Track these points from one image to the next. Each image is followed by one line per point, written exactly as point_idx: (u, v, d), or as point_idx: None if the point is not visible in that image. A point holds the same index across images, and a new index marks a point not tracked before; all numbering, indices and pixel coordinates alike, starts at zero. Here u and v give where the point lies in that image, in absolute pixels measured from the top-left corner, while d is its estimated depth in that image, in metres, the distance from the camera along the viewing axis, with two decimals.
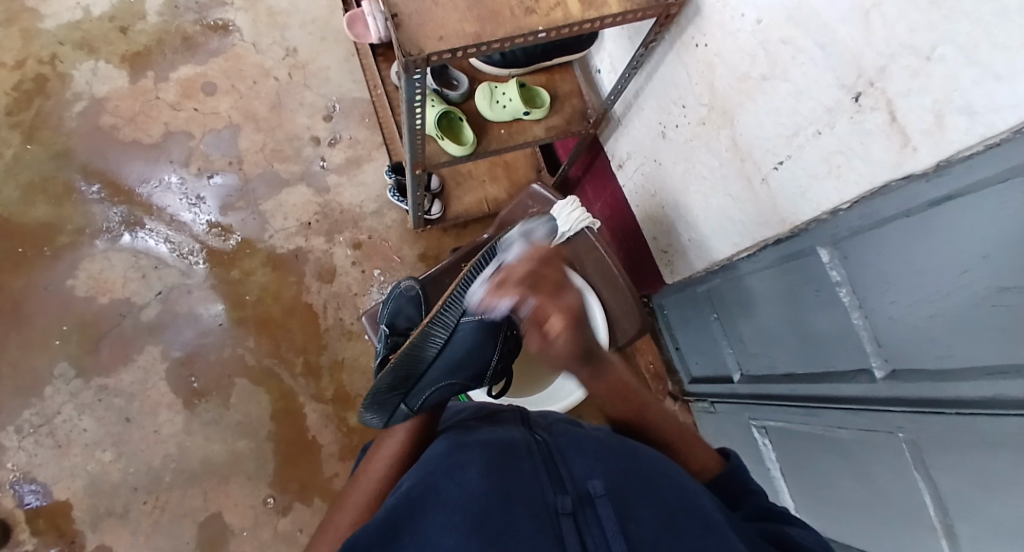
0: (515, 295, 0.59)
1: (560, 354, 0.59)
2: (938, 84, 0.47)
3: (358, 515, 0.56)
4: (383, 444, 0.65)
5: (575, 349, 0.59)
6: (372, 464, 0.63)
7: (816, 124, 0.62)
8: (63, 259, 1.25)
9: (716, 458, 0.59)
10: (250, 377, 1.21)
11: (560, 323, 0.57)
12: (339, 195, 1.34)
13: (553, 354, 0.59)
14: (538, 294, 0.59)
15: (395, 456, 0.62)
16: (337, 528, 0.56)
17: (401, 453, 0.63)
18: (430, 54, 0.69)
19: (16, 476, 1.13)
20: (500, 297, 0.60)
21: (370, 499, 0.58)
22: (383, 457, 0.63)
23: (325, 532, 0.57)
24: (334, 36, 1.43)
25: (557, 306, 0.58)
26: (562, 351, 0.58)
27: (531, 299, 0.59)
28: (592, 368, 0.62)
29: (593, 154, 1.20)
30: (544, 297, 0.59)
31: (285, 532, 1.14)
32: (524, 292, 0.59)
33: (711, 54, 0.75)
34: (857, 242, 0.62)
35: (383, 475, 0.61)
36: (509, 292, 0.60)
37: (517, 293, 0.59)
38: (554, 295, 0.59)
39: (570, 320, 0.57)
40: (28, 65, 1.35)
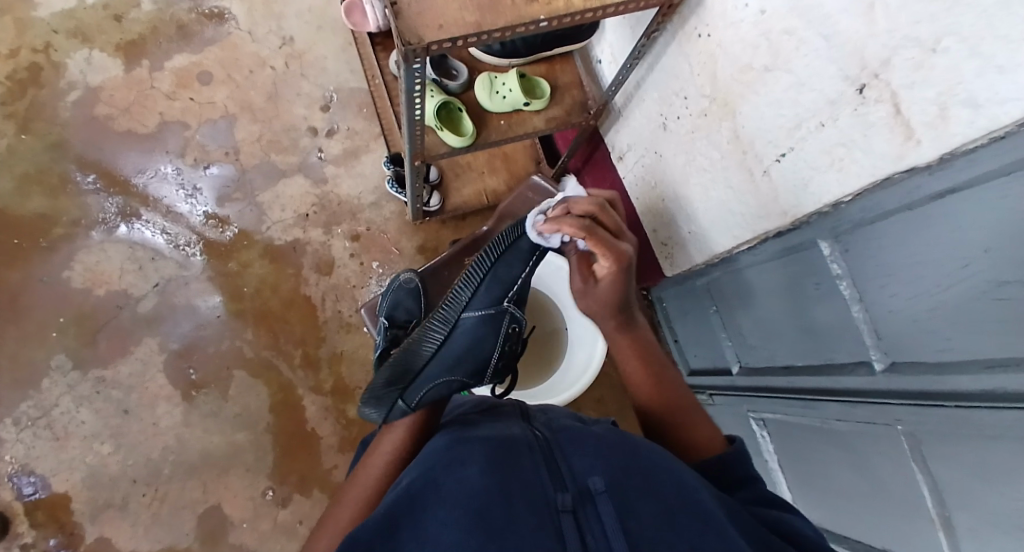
0: (575, 232, 0.72)
1: (598, 296, 0.75)
2: (942, 76, 0.47)
3: (357, 510, 0.55)
4: (382, 440, 0.64)
5: (615, 292, 0.74)
6: (372, 458, 0.62)
7: (818, 116, 0.62)
8: (59, 250, 1.24)
9: (721, 438, 0.60)
10: (248, 370, 1.21)
11: (608, 264, 0.72)
12: (337, 187, 1.33)
13: (590, 292, 0.77)
14: (596, 238, 0.72)
15: (394, 451, 0.61)
16: (338, 521, 0.55)
17: (401, 448, 0.62)
18: (429, 44, 0.68)
19: (15, 468, 1.13)
20: (561, 228, 0.73)
21: (371, 492, 0.57)
22: (382, 453, 0.62)
23: (325, 526, 0.56)
24: (331, 25, 1.41)
25: (609, 252, 0.71)
26: (602, 293, 0.75)
27: (588, 240, 0.72)
28: (619, 321, 0.76)
29: (592, 146, 1.20)
30: (599, 241, 0.72)
31: (285, 523, 1.14)
32: (583, 230, 0.72)
33: (713, 45, 0.74)
34: (857, 236, 0.62)
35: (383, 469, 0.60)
36: (569, 227, 0.72)
37: (576, 230, 0.72)
38: (610, 242, 0.72)
39: (618, 265, 0.72)
40: (21, 55, 1.33)
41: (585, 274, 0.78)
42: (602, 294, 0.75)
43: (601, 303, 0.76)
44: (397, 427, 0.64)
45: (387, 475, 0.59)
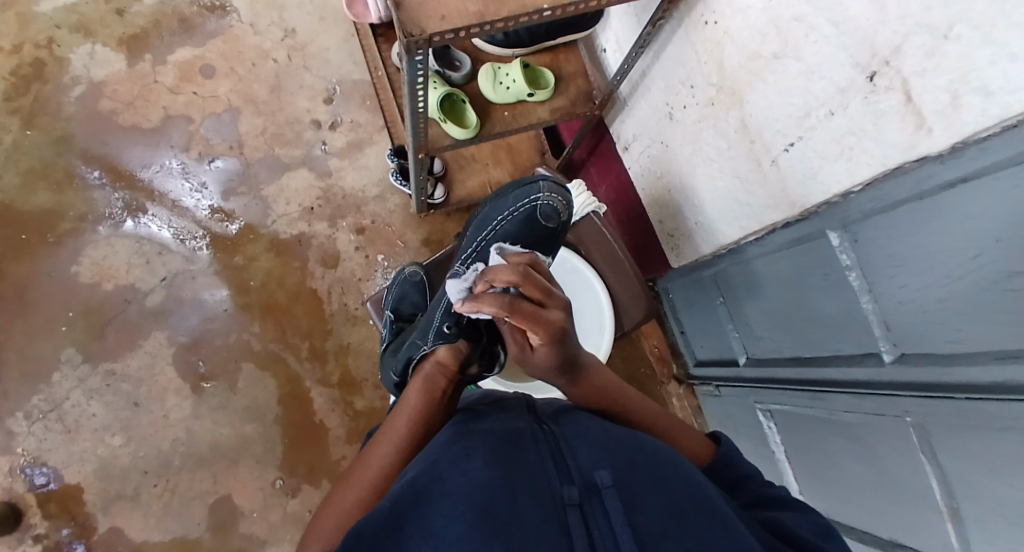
0: (493, 311, 0.57)
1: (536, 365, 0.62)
2: (954, 63, 0.46)
3: (365, 497, 0.54)
4: (392, 428, 0.62)
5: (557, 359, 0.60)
6: (380, 444, 0.60)
7: (828, 104, 0.61)
8: (66, 246, 1.25)
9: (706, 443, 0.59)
10: (256, 362, 1.22)
11: (542, 337, 0.58)
12: (341, 179, 1.32)
13: (530, 362, 0.62)
14: (518, 314, 0.57)
15: (405, 437, 0.60)
16: (343, 504, 0.54)
17: (411, 436, 0.61)
18: (432, 35, 0.67)
19: (26, 460, 1.15)
20: (478, 309, 0.57)
21: (380, 479, 0.56)
22: (391, 442, 0.60)
23: (329, 509, 0.54)
24: (333, 16, 1.41)
25: (537, 327, 0.57)
26: (542, 362, 0.60)
27: (512, 317, 0.57)
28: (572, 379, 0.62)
29: (597, 137, 1.19)
30: (524, 313, 0.57)
31: (294, 513, 1.15)
32: (505, 308, 0.57)
33: (719, 33, 0.73)
34: (866, 225, 0.61)
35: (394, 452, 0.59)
36: (488, 308, 0.56)
37: (497, 309, 0.57)
38: (535, 313, 0.57)
39: (549, 339, 0.58)
40: (24, 50, 1.33)
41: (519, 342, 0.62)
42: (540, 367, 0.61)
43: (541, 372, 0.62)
44: (407, 407, 0.64)
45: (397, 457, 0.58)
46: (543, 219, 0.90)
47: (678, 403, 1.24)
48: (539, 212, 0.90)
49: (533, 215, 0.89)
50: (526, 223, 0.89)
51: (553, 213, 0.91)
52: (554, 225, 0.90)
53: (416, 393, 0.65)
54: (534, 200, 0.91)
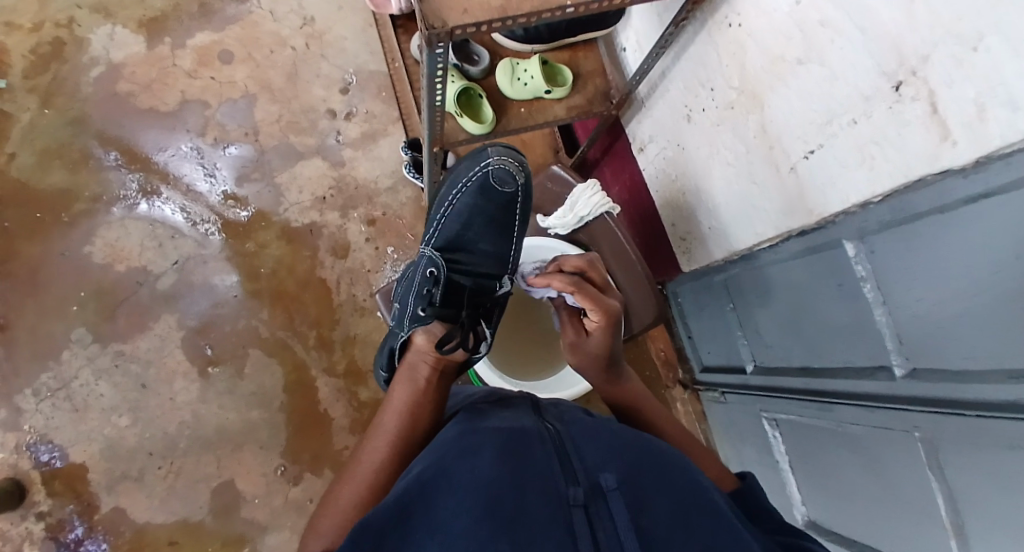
0: (563, 284, 0.70)
1: (588, 350, 0.70)
2: (982, 74, 0.45)
3: (365, 496, 0.54)
4: (382, 425, 0.62)
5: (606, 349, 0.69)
6: (373, 440, 0.60)
7: (851, 112, 0.60)
8: (80, 226, 1.26)
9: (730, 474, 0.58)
10: (263, 349, 1.22)
11: (598, 317, 0.68)
12: (354, 170, 1.33)
13: (580, 349, 0.71)
14: (584, 290, 0.69)
15: (398, 433, 0.61)
16: (342, 503, 0.54)
17: (403, 434, 0.61)
18: (454, 28, 0.67)
19: (34, 437, 1.16)
20: (549, 282, 0.71)
21: (377, 477, 0.56)
22: (383, 439, 0.60)
23: (328, 507, 0.54)
24: (352, 5, 1.41)
25: (597, 304, 0.68)
26: (594, 348, 0.69)
27: (576, 294, 0.69)
28: (608, 378, 0.70)
29: (612, 136, 1.18)
30: (586, 294, 0.69)
31: (296, 500, 1.16)
32: (573, 284, 0.69)
33: (743, 35, 0.72)
34: (884, 236, 0.60)
35: (388, 449, 0.59)
36: (558, 281, 0.70)
37: (566, 284, 0.70)
38: (597, 297, 0.70)
39: (606, 321, 0.68)
40: (45, 29, 1.34)
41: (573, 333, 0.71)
42: (591, 353, 0.69)
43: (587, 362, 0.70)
44: (396, 403, 0.64)
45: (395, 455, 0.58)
46: (499, 185, 0.85)
47: (683, 408, 1.24)
48: (492, 179, 0.85)
49: (486, 184, 0.85)
50: (481, 193, 0.85)
51: (508, 176, 0.85)
52: (510, 190, 0.85)
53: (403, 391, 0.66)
54: (484, 167, 0.85)
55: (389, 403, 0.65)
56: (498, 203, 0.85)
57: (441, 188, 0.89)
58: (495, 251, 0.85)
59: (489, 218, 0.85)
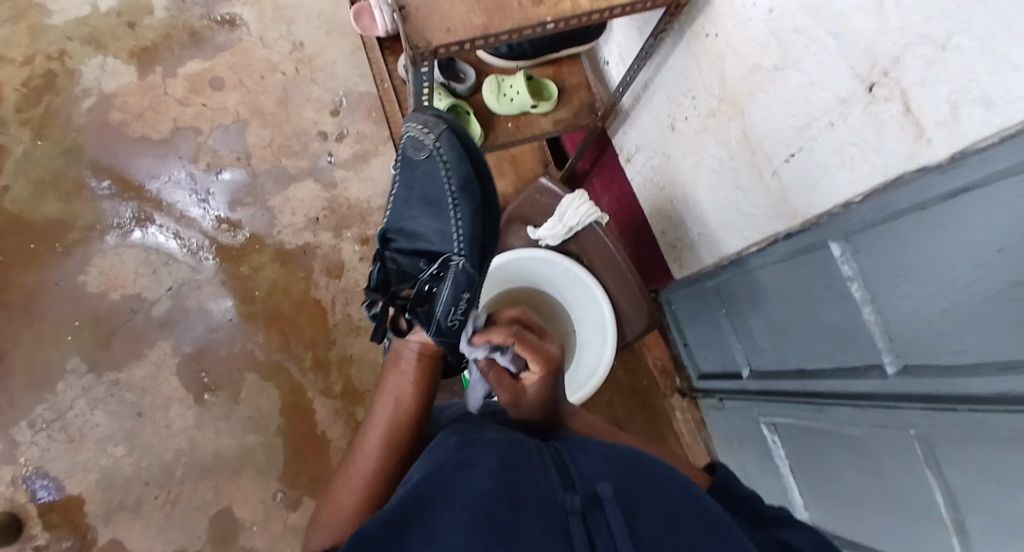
0: (502, 335, 0.66)
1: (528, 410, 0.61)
2: (954, 74, 0.46)
3: (368, 485, 0.55)
4: (372, 423, 0.62)
5: (546, 401, 0.63)
6: (369, 428, 0.61)
7: (829, 115, 0.61)
8: (74, 255, 1.26)
9: (703, 474, 0.59)
10: (260, 373, 1.22)
11: (539, 364, 0.63)
12: (346, 191, 1.33)
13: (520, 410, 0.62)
14: (523, 337, 0.65)
15: (390, 429, 0.60)
16: (342, 498, 0.54)
17: (392, 425, 0.61)
18: (438, 47, 0.68)
19: (30, 470, 1.15)
20: (487, 338, 0.66)
21: (377, 469, 0.56)
22: (374, 435, 0.60)
23: (330, 500, 0.54)
24: (340, 29, 1.43)
25: (537, 354, 0.64)
26: (533, 404, 0.61)
27: (517, 343, 0.65)
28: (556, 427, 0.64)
29: (600, 148, 1.20)
30: (525, 344, 0.65)
31: (296, 525, 1.15)
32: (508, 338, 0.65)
33: (720, 45, 0.74)
34: (868, 236, 0.61)
35: (381, 440, 0.59)
36: (497, 334, 0.66)
37: (504, 336, 0.66)
38: (537, 346, 0.65)
39: (547, 368, 0.63)
40: (36, 62, 1.36)
41: (510, 388, 0.62)
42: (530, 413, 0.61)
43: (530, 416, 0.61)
44: (387, 396, 0.64)
45: (389, 443, 0.59)
46: (414, 154, 0.80)
47: (682, 416, 1.23)
48: (409, 148, 0.80)
49: (406, 158, 0.80)
50: (405, 166, 0.80)
51: (421, 142, 0.79)
52: (426, 155, 0.79)
53: (394, 383, 0.66)
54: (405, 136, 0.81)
55: (382, 395, 0.65)
56: (421, 167, 0.79)
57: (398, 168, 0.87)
58: (434, 224, 0.77)
59: (423, 192, 0.78)
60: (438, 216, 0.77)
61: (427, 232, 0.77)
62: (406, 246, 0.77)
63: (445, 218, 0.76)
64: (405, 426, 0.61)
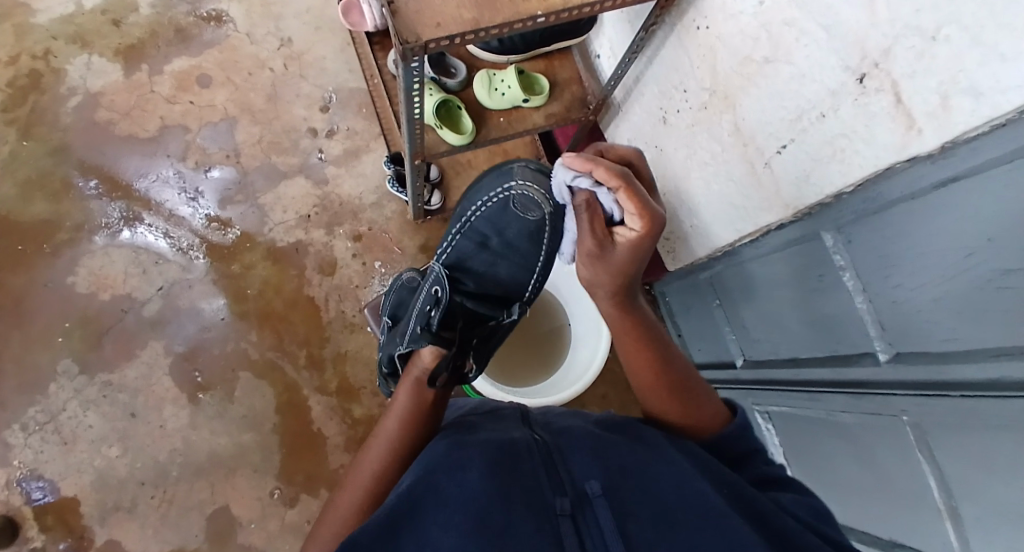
0: (609, 174, 0.58)
1: (612, 265, 0.61)
2: (944, 65, 0.46)
3: (366, 498, 0.55)
4: (377, 436, 0.63)
5: (632, 264, 0.61)
6: (372, 445, 0.62)
7: (819, 107, 0.62)
8: (63, 256, 1.25)
9: (722, 408, 0.59)
10: (254, 371, 1.21)
11: (641, 223, 0.58)
12: (338, 187, 1.33)
13: (605, 260, 0.61)
14: (633, 187, 0.57)
15: (393, 442, 0.61)
16: (342, 511, 0.55)
17: (396, 439, 0.61)
18: (429, 42, 0.67)
19: (23, 473, 1.14)
20: (592, 169, 0.59)
21: (377, 481, 0.57)
22: (378, 449, 0.61)
23: (331, 512, 0.56)
24: (329, 25, 1.42)
25: (645, 215, 0.57)
26: (618, 264, 0.61)
27: (621, 190, 0.57)
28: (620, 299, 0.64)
29: (592, 142, 1.20)
30: (634, 193, 0.57)
31: (293, 523, 1.15)
32: (619, 180, 0.57)
33: (712, 38, 0.74)
34: (860, 226, 0.62)
35: (385, 454, 0.60)
36: (605, 174, 0.58)
37: (611, 176, 0.58)
38: (646, 199, 0.58)
39: (645, 233, 0.58)
40: (21, 61, 1.34)
41: (600, 236, 0.60)
42: (614, 268, 0.61)
43: (611, 272, 0.61)
44: (395, 412, 0.64)
45: (392, 457, 0.59)
46: (521, 211, 0.79)
47: None
48: (515, 203, 0.80)
49: (512, 207, 0.80)
50: (501, 212, 0.81)
51: (532, 204, 0.79)
52: (535, 217, 0.79)
53: (405, 401, 0.65)
54: (508, 189, 0.80)
55: (390, 415, 0.65)
56: (513, 225, 0.81)
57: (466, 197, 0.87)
58: (514, 276, 0.83)
59: (513, 245, 0.81)
60: (524, 272, 0.83)
61: (506, 281, 0.83)
62: (478, 289, 0.82)
63: (530, 275, 0.83)
64: (408, 438, 0.61)
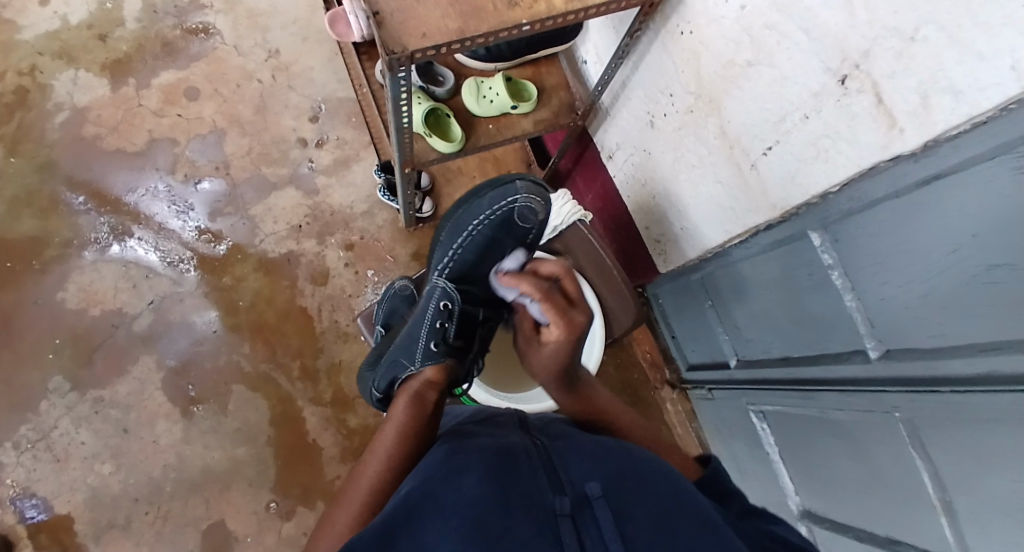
0: (531, 290, 0.70)
1: (542, 363, 0.70)
2: (923, 64, 0.47)
3: (360, 512, 0.54)
4: (375, 450, 0.62)
5: (561, 361, 0.68)
6: (369, 458, 0.61)
7: (802, 109, 0.62)
8: (52, 272, 1.24)
9: (694, 462, 0.59)
10: (247, 384, 1.21)
11: (557, 333, 0.66)
12: (329, 197, 1.33)
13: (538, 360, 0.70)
14: (550, 301, 0.68)
15: (392, 457, 0.60)
16: (336, 526, 0.54)
17: (397, 453, 0.61)
18: (414, 52, 0.68)
19: (16, 492, 1.13)
20: (516, 285, 0.72)
21: (376, 491, 0.56)
22: (375, 464, 0.60)
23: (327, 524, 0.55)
24: (316, 35, 1.42)
25: (561, 322, 0.66)
26: (547, 362, 0.69)
27: (540, 304, 0.68)
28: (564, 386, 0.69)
29: (581, 147, 1.21)
30: (552, 308, 0.67)
31: (289, 536, 1.14)
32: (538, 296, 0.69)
33: (696, 42, 0.75)
34: (847, 225, 0.62)
35: (384, 466, 0.59)
36: (525, 289, 0.70)
37: (534, 291, 0.69)
38: (564, 311, 0.67)
39: (563, 340, 0.67)
40: (7, 77, 1.33)
41: (529, 332, 0.72)
42: (547, 363, 0.69)
43: (548, 368, 0.69)
44: (393, 424, 0.65)
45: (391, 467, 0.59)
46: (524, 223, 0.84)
47: (673, 408, 1.25)
48: (517, 212, 0.84)
49: (517, 218, 0.84)
50: (503, 224, 0.84)
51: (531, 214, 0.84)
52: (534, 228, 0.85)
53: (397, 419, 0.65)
54: (512, 202, 0.84)
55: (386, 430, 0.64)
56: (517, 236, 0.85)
57: (467, 202, 0.86)
58: None
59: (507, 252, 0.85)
60: None
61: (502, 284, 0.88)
62: (481, 296, 0.85)
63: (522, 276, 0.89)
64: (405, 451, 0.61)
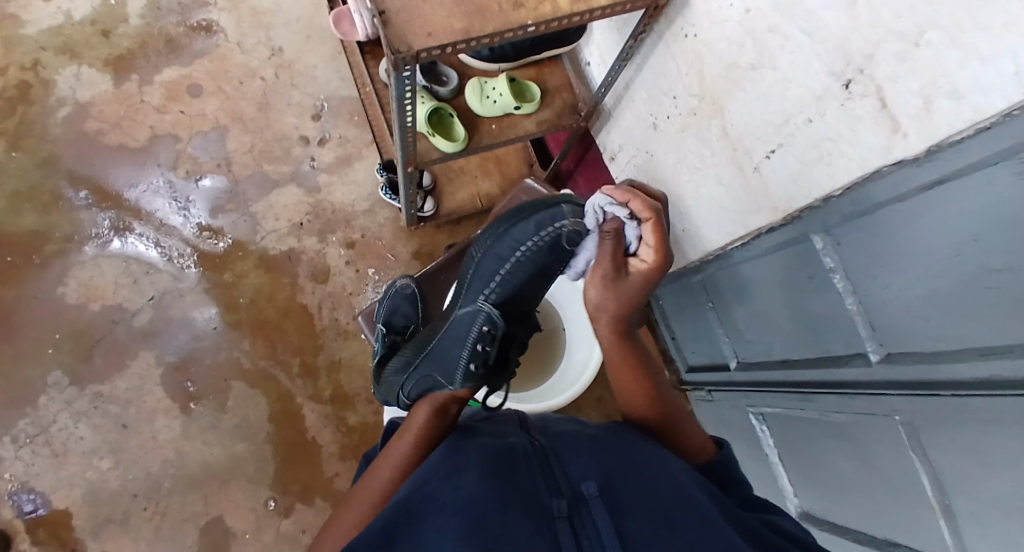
0: (643, 207, 0.61)
1: (619, 293, 0.64)
2: (925, 67, 0.48)
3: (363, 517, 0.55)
4: (383, 459, 0.62)
5: (637, 295, 0.64)
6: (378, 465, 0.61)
7: (805, 112, 0.63)
8: (53, 267, 1.24)
9: (709, 445, 0.60)
10: (247, 381, 1.21)
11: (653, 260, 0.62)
12: (330, 195, 1.33)
13: (611, 295, 0.64)
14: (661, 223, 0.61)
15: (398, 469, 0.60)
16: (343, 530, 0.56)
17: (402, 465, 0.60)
18: (419, 51, 0.68)
19: (14, 486, 1.13)
20: (629, 200, 0.61)
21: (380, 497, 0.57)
22: (378, 477, 0.60)
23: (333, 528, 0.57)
24: (320, 33, 1.42)
25: (662, 249, 0.62)
26: (625, 292, 0.64)
27: (652, 223, 0.61)
28: (617, 328, 0.67)
29: (584, 147, 1.21)
30: (660, 227, 0.61)
31: (288, 533, 1.14)
32: (652, 215, 0.61)
33: (699, 44, 0.75)
34: (848, 228, 0.63)
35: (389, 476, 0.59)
36: (641, 206, 0.61)
37: (647, 210, 0.61)
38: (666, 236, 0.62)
39: (656, 268, 0.62)
40: (9, 72, 1.33)
41: (617, 262, 0.63)
42: (621, 294, 0.64)
43: (616, 299, 0.64)
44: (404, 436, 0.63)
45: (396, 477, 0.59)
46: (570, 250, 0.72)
47: None
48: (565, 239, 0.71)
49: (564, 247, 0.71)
50: (551, 253, 0.72)
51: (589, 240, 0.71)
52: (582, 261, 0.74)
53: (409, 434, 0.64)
54: (561, 228, 0.70)
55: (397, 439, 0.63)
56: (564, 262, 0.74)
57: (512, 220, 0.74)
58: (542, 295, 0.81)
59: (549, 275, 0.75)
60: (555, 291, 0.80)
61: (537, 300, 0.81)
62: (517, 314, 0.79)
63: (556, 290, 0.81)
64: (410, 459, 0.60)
